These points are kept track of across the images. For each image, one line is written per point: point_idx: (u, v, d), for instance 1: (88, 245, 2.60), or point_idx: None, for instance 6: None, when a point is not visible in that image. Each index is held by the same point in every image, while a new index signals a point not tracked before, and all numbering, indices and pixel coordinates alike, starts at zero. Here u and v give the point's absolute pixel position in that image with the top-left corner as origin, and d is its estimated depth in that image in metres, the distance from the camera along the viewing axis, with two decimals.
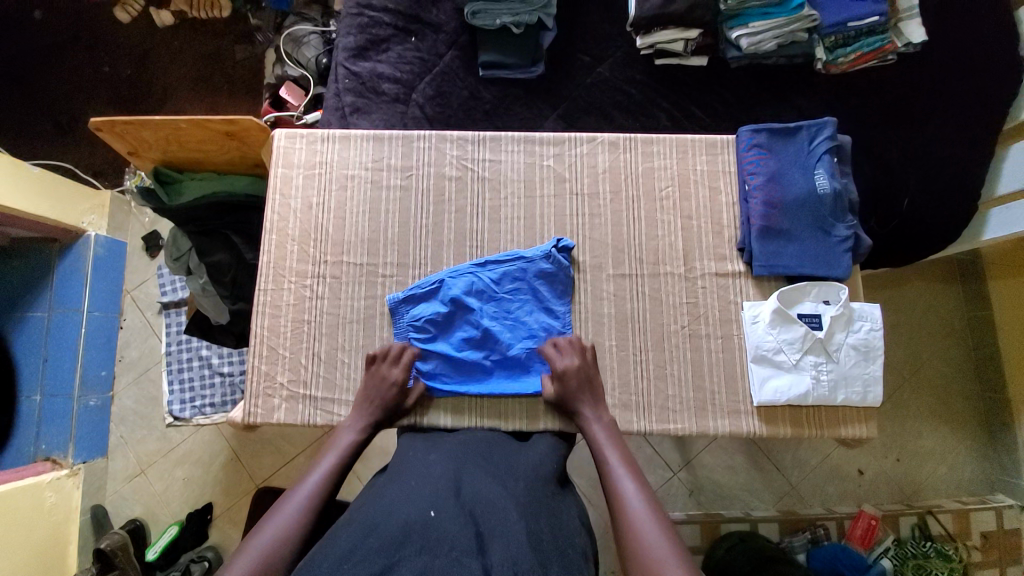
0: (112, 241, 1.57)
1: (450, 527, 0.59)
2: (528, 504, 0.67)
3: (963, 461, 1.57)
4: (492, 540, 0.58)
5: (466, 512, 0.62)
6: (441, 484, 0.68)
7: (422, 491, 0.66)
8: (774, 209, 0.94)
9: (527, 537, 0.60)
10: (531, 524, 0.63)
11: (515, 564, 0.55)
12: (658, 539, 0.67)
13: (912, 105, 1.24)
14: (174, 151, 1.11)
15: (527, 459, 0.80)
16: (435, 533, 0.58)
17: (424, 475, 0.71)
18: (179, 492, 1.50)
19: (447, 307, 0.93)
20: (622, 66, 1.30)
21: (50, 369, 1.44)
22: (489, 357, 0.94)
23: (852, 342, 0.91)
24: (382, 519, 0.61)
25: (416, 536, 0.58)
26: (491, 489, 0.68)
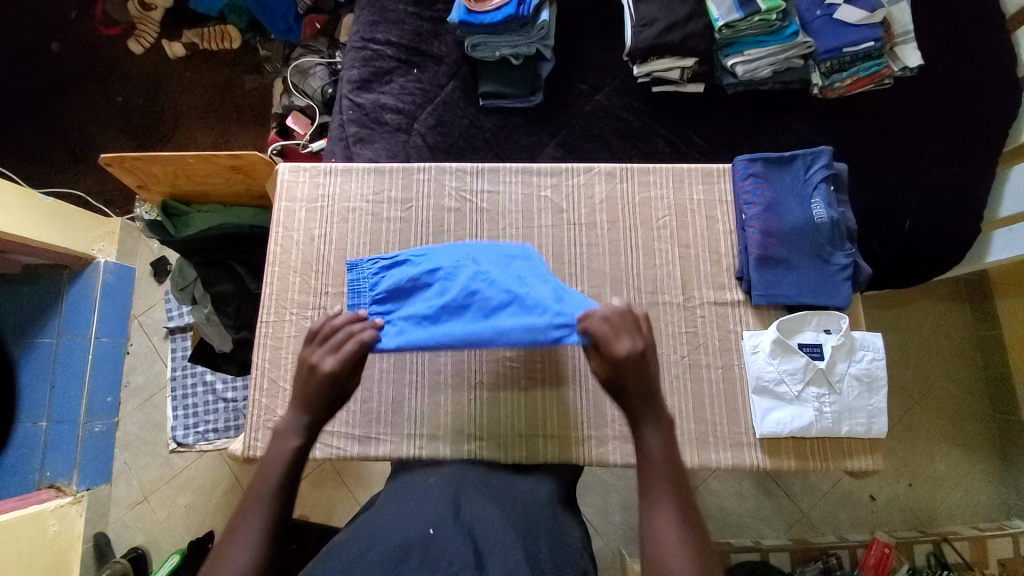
0: (121, 267, 1.60)
1: (450, 545, 0.58)
2: (525, 521, 0.66)
3: (979, 487, 1.53)
4: (492, 559, 0.57)
5: (465, 531, 0.61)
6: (440, 502, 0.66)
7: (420, 509, 0.65)
8: (773, 239, 0.94)
9: (525, 557, 0.58)
10: (531, 546, 0.61)
11: None
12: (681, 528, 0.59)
13: (910, 129, 1.24)
14: (181, 184, 1.14)
15: (526, 483, 0.79)
16: (434, 551, 0.57)
17: (423, 492, 0.70)
18: (181, 519, 1.50)
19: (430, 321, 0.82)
20: (620, 94, 1.32)
21: (58, 396, 1.46)
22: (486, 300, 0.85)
23: (855, 372, 0.91)
24: (379, 535, 0.60)
25: (414, 553, 0.56)
26: (490, 509, 0.66)
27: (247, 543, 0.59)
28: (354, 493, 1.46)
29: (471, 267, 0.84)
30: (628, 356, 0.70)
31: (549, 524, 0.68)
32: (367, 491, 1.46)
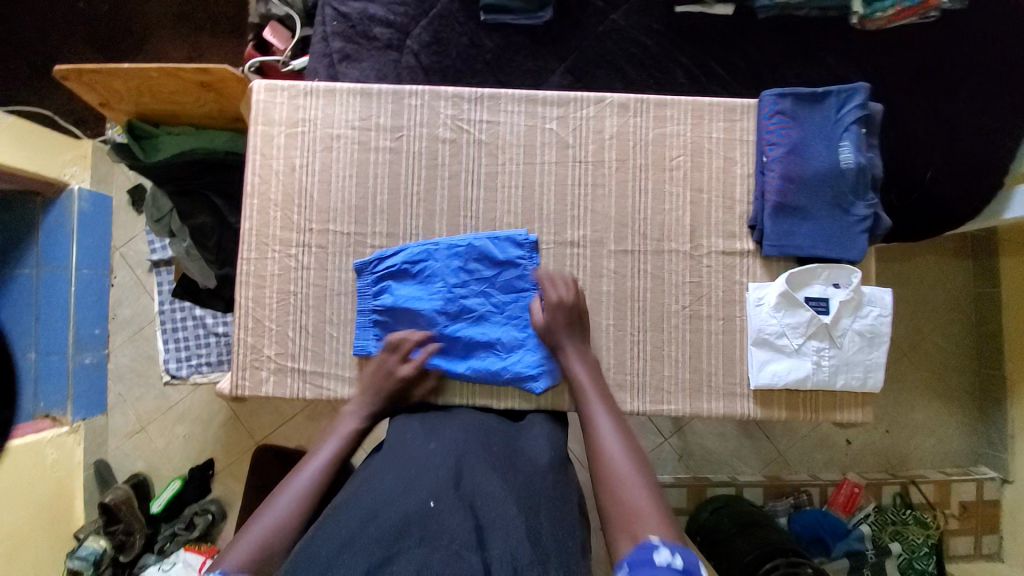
0: (96, 195, 1.51)
1: (450, 519, 0.59)
2: (526, 489, 0.67)
3: (952, 435, 1.59)
4: (492, 531, 0.58)
5: (466, 504, 0.62)
6: (440, 473, 0.67)
7: (421, 480, 0.66)
8: (791, 185, 0.88)
9: (526, 530, 0.59)
10: (533, 517, 0.62)
11: (514, 558, 0.55)
12: (636, 485, 0.68)
13: (953, 65, 1.12)
14: (146, 103, 1.03)
15: (526, 445, 0.79)
16: (435, 526, 0.58)
17: (423, 461, 0.70)
18: (180, 447, 1.53)
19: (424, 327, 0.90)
20: (638, 13, 1.17)
21: (43, 328, 1.42)
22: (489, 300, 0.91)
23: (858, 328, 0.88)
24: (381, 509, 0.61)
25: (415, 529, 0.58)
26: (492, 477, 0.67)
27: (280, 508, 0.70)
28: None
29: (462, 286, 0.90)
30: (574, 313, 0.87)
31: (552, 492, 0.68)
32: None
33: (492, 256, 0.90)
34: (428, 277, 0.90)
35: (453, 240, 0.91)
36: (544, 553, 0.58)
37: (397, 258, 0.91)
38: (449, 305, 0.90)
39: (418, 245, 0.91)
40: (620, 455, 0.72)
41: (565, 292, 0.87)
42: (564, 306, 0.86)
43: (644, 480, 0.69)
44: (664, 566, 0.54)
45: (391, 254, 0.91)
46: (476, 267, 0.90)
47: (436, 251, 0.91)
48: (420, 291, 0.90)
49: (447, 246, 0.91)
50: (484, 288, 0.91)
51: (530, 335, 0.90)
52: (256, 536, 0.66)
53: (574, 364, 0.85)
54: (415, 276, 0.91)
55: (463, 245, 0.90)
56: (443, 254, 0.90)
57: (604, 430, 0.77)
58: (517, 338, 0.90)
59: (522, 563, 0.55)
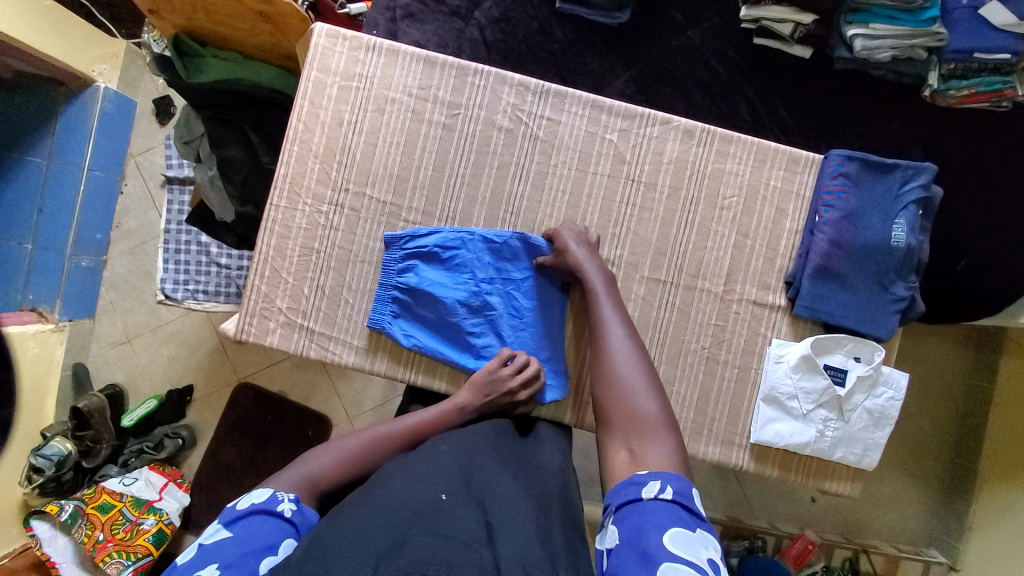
0: (121, 97, 1.45)
1: (460, 513, 0.58)
2: (540, 494, 0.68)
3: (913, 513, 1.62)
4: (502, 530, 0.57)
5: (476, 501, 0.61)
6: (451, 467, 0.66)
7: (432, 472, 0.65)
8: (839, 251, 0.86)
9: (537, 534, 0.59)
10: (544, 520, 0.63)
11: (526, 564, 0.53)
12: (645, 396, 0.72)
13: (1014, 161, 1.11)
14: (198, 20, 0.97)
15: (534, 453, 0.78)
16: (446, 516, 0.57)
17: (434, 457, 0.68)
18: (163, 368, 1.51)
19: (439, 315, 0.88)
20: (715, 36, 1.14)
21: (45, 222, 1.37)
22: (510, 301, 0.89)
23: (869, 406, 0.88)
24: (393, 498, 0.59)
25: (426, 518, 0.56)
26: (503, 480, 0.67)
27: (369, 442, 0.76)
28: (335, 385, 1.48)
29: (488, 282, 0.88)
30: (586, 247, 0.86)
31: (561, 496, 0.70)
32: (347, 385, 1.48)
33: (523, 256, 0.89)
34: (457, 267, 0.88)
35: (489, 235, 0.88)
36: (553, 552, 0.58)
37: (428, 240, 0.88)
38: (473, 298, 0.88)
39: (450, 232, 0.89)
40: (627, 363, 0.75)
41: (581, 241, 0.86)
42: (579, 245, 0.86)
43: (652, 390, 0.73)
44: (654, 500, 0.60)
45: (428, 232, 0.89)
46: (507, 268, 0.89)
47: (468, 242, 0.88)
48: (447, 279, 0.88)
49: (482, 238, 0.88)
50: (509, 287, 0.89)
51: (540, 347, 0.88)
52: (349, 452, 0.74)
53: (589, 274, 0.84)
54: (444, 263, 0.88)
55: (500, 242, 0.88)
56: (476, 245, 0.88)
57: (614, 334, 0.79)
58: (534, 345, 0.88)
59: (533, 564, 0.54)
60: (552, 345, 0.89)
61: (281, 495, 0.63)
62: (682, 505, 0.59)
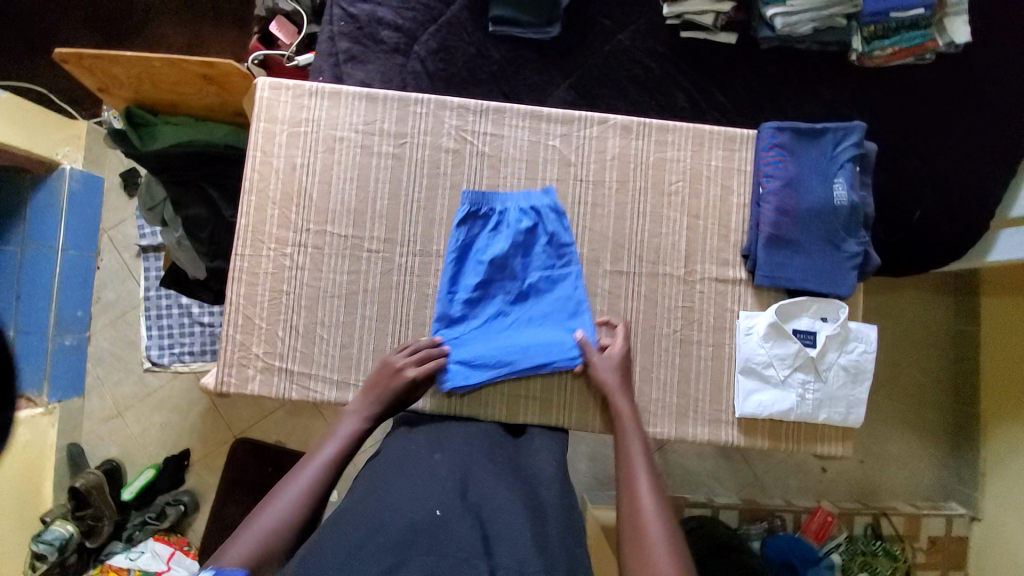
0: (89, 176, 1.48)
1: (457, 527, 0.60)
2: (536, 502, 0.67)
3: (924, 469, 1.61)
4: (501, 542, 0.59)
5: (472, 513, 0.62)
6: (447, 479, 0.67)
7: (428, 485, 0.66)
8: (786, 217, 0.90)
9: (533, 539, 0.60)
10: (539, 528, 0.63)
11: (521, 565, 0.56)
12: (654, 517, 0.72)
13: (945, 111, 1.16)
14: (148, 91, 1.02)
15: (532, 461, 0.77)
16: (443, 534, 0.59)
17: (429, 468, 0.70)
18: (157, 436, 1.50)
19: (461, 313, 0.90)
20: (644, 36, 1.19)
21: (24, 307, 1.37)
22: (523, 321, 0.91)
23: (843, 363, 0.90)
24: (389, 514, 0.62)
25: (424, 536, 0.58)
26: (499, 485, 0.68)
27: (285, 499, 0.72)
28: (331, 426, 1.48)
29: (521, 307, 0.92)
30: (621, 367, 0.87)
31: (561, 505, 0.68)
32: None
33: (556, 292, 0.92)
34: (519, 272, 0.92)
35: (564, 237, 0.92)
36: (552, 562, 0.59)
37: (498, 248, 0.91)
38: (512, 300, 0.92)
39: (511, 247, 0.92)
40: (642, 478, 0.76)
41: (615, 354, 0.88)
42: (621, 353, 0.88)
43: (665, 515, 0.73)
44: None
45: (503, 224, 0.93)
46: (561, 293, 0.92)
47: (540, 249, 0.92)
48: (497, 269, 0.91)
49: (551, 210, 0.92)
50: (529, 311, 0.92)
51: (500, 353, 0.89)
52: (265, 523, 0.70)
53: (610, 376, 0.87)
54: (485, 279, 0.91)
55: (563, 272, 0.92)
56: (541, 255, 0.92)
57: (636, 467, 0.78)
58: (500, 342, 0.90)
59: (529, 570, 0.56)
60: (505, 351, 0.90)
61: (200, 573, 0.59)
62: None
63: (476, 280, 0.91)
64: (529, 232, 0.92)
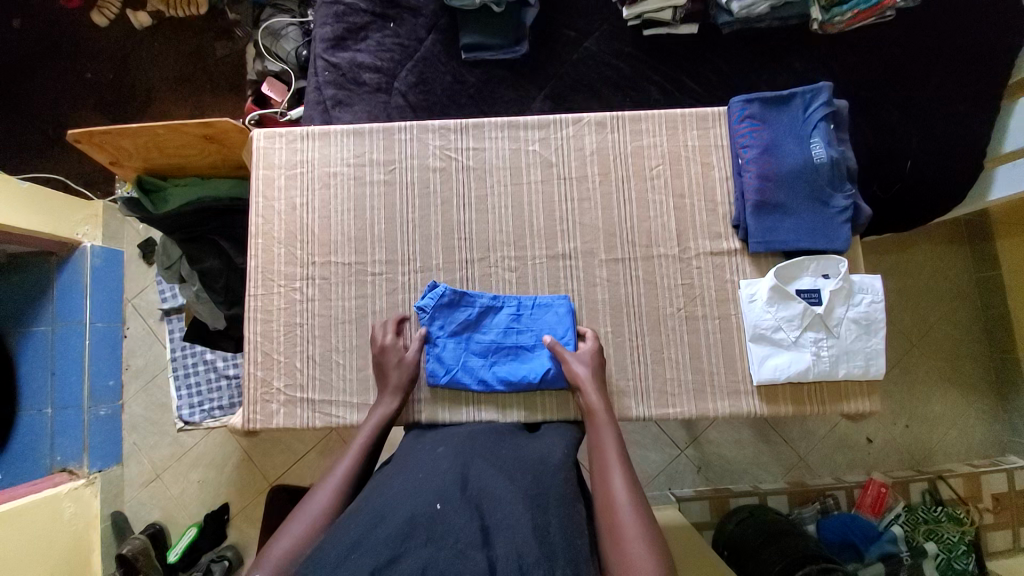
0: (109, 251, 1.56)
1: (454, 521, 0.60)
2: (537, 494, 0.68)
3: (975, 426, 1.55)
4: (500, 534, 0.59)
5: (472, 506, 0.63)
6: (447, 476, 0.69)
7: (427, 484, 0.68)
8: (769, 182, 0.91)
9: (532, 531, 0.61)
10: (539, 518, 0.63)
11: (521, 557, 0.57)
12: (636, 539, 0.66)
13: (916, 60, 1.16)
14: (155, 159, 1.10)
15: (539, 449, 0.81)
16: (441, 526, 0.59)
17: (431, 467, 0.72)
18: (196, 493, 1.53)
19: (463, 329, 0.93)
20: (609, 39, 1.23)
21: (60, 382, 1.45)
22: (511, 363, 0.93)
23: (853, 316, 0.89)
24: (387, 510, 0.62)
25: (422, 528, 0.59)
26: (499, 481, 0.69)
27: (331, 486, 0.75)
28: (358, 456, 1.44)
29: (515, 349, 0.93)
30: (597, 367, 0.88)
31: (562, 493, 0.70)
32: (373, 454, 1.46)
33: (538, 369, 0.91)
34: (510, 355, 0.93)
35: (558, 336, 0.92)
36: (552, 552, 0.59)
37: (490, 334, 0.93)
38: (502, 346, 0.93)
39: (501, 336, 0.93)
40: (619, 487, 0.73)
41: (588, 360, 0.88)
42: (588, 372, 0.87)
43: (645, 524, 0.68)
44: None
45: (499, 317, 0.94)
46: (539, 360, 0.92)
47: (512, 329, 0.93)
48: (481, 364, 0.93)
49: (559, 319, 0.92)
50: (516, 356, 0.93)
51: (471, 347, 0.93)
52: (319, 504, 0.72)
53: (590, 396, 0.84)
54: (484, 321, 0.94)
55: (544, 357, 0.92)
56: (530, 338, 0.93)
57: (615, 479, 0.74)
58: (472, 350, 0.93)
59: (528, 563, 0.56)
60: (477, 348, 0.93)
61: None
62: None
63: (472, 387, 0.92)
64: (522, 327, 0.93)
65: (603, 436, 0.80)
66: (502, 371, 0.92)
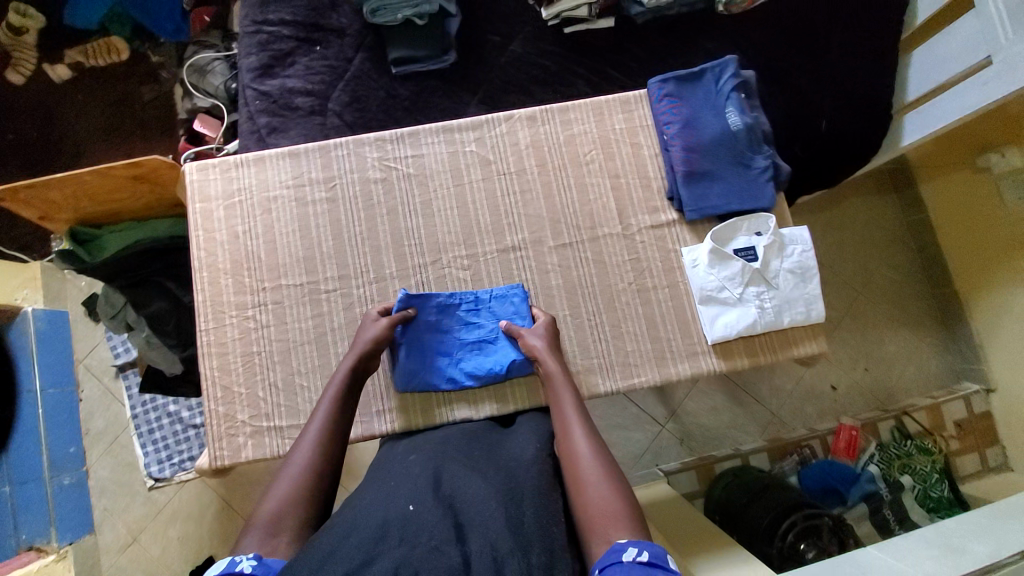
0: (52, 312, 1.48)
1: (428, 519, 0.61)
2: (509, 485, 0.69)
3: (927, 359, 1.65)
4: (473, 528, 0.60)
5: (445, 504, 0.64)
6: (420, 479, 0.69)
7: (399, 489, 0.68)
8: (694, 153, 0.97)
9: (506, 521, 0.62)
10: (513, 507, 0.65)
11: (495, 548, 0.58)
12: (599, 485, 0.70)
13: (814, 29, 1.26)
14: (87, 207, 1.07)
15: (511, 443, 0.82)
16: (415, 526, 0.60)
17: (403, 473, 0.73)
18: (177, 551, 1.46)
19: (427, 331, 0.94)
20: (533, 40, 1.28)
21: (14, 457, 1.37)
22: (477, 357, 0.94)
23: (788, 267, 0.95)
24: (360, 518, 0.62)
25: (396, 530, 0.59)
26: (471, 477, 0.70)
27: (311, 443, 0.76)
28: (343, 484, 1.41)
29: (481, 343, 0.95)
30: (552, 335, 0.91)
31: (535, 479, 0.71)
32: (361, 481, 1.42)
33: (504, 358, 0.93)
34: (476, 350, 0.95)
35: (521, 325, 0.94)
36: (526, 541, 0.60)
37: (455, 332, 0.95)
38: (466, 343, 0.95)
39: (465, 333, 0.95)
40: (580, 441, 0.76)
41: (543, 331, 0.91)
42: (543, 341, 0.89)
43: (607, 471, 0.71)
44: (632, 564, 0.58)
45: (462, 313, 0.95)
46: (504, 351, 0.94)
47: (475, 324, 0.95)
48: (448, 363, 0.94)
49: (518, 308, 0.95)
50: (482, 349, 0.95)
51: (438, 347, 0.94)
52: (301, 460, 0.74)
53: (547, 363, 0.86)
54: (447, 320, 0.95)
55: (509, 347, 0.94)
56: (494, 330, 0.95)
57: (576, 432, 0.77)
58: (438, 350, 0.94)
59: (503, 553, 0.57)
60: (443, 347, 0.94)
61: (238, 557, 0.60)
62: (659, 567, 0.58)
63: (440, 386, 0.93)
64: (485, 321, 0.95)
65: (563, 399, 0.82)
66: (469, 366, 0.94)
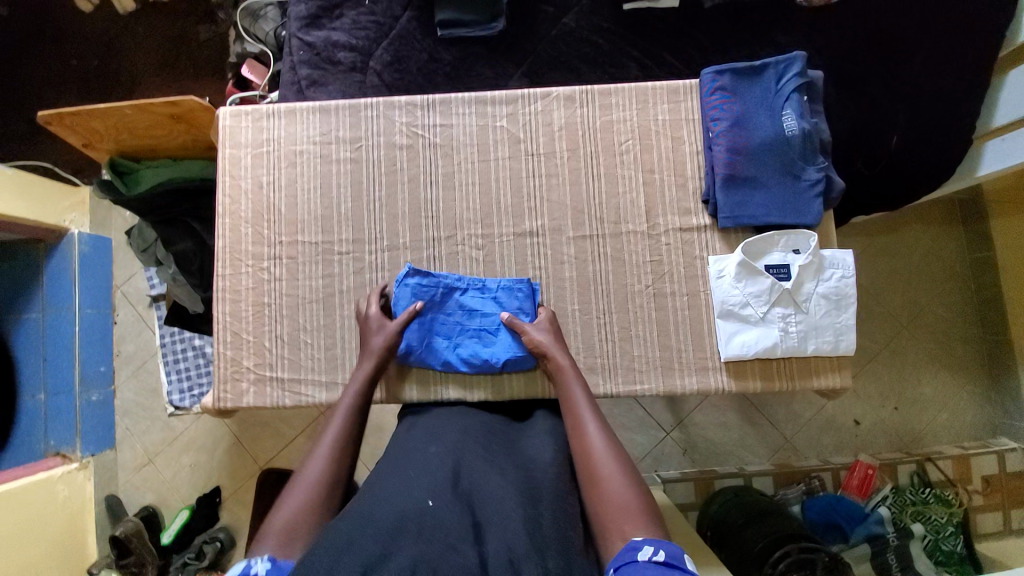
0: (96, 237, 1.57)
1: (447, 517, 0.59)
2: (528, 488, 0.68)
3: (966, 407, 1.53)
4: (490, 529, 0.60)
5: (463, 501, 0.63)
6: (439, 470, 0.67)
7: (419, 478, 0.66)
8: (738, 156, 0.89)
9: (525, 526, 0.60)
10: (532, 512, 0.63)
11: (513, 553, 0.57)
12: (616, 478, 0.68)
13: (905, 31, 1.11)
14: (126, 140, 1.09)
15: (530, 443, 0.80)
16: (433, 521, 0.59)
17: (423, 462, 0.70)
18: (187, 477, 1.55)
19: (430, 310, 0.92)
20: (587, 13, 1.19)
21: (50, 369, 1.48)
22: (475, 345, 0.93)
23: (822, 291, 0.88)
24: (379, 507, 0.61)
25: (414, 523, 0.58)
26: (489, 476, 0.68)
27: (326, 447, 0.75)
28: None
29: (480, 331, 0.93)
30: (552, 329, 0.89)
31: (553, 484, 0.70)
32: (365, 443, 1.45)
33: (501, 352, 0.91)
34: (475, 337, 0.93)
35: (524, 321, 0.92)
36: (544, 545, 0.60)
37: (457, 315, 0.93)
38: (467, 328, 0.93)
39: (467, 318, 0.93)
40: (593, 436, 0.74)
41: (544, 327, 0.89)
42: (548, 336, 0.88)
43: (623, 465, 0.70)
44: (647, 563, 0.57)
45: (467, 299, 0.93)
46: (503, 344, 0.92)
47: (478, 311, 0.93)
48: (445, 345, 0.92)
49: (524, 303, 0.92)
50: (481, 338, 0.93)
51: (438, 327, 0.93)
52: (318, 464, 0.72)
53: (557, 357, 0.85)
54: (451, 303, 0.93)
55: (507, 342, 0.91)
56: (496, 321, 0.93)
57: (589, 425, 0.76)
58: (438, 330, 0.93)
59: (521, 557, 0.56)
60: (444, 329, 0.93)
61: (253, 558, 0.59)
62: (676, 567, 0.56)
63: (434, 366, 0.92)
64: (489, 310, 0.93)
65: (575, 391, 0.81)
66: (465, 352, 0.92)
